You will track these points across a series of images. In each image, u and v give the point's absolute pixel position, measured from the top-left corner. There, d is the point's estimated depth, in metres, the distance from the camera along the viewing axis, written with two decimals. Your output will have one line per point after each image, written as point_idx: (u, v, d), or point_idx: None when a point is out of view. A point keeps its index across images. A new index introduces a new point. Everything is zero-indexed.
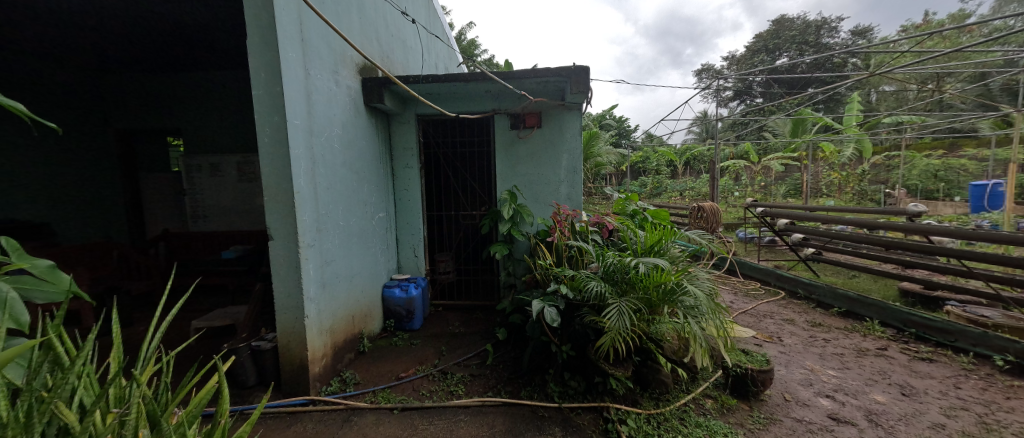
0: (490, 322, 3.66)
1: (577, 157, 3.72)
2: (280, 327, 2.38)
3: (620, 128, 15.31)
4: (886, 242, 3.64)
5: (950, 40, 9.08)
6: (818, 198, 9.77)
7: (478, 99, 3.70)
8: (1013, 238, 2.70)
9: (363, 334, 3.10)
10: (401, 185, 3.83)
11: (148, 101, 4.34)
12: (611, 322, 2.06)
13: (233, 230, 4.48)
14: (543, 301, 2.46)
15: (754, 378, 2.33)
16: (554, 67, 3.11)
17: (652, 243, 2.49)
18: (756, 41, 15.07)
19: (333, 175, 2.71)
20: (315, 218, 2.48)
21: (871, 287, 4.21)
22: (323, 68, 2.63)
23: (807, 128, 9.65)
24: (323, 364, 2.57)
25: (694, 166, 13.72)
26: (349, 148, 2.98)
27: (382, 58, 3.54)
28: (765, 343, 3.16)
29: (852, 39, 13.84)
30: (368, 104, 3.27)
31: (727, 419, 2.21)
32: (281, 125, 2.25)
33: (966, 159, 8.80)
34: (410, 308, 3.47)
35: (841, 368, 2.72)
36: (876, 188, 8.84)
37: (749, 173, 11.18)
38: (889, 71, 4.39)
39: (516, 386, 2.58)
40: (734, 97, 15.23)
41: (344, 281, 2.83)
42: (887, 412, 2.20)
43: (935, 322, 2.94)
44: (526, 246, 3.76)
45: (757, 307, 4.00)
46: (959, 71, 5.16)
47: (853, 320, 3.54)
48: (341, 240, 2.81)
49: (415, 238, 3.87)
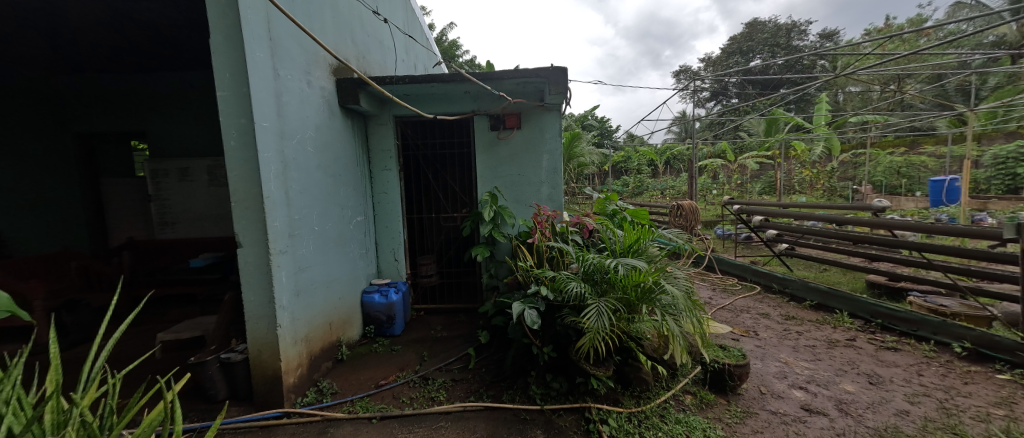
0: (474, 325, 3.63)
1: (558, 158, 3.73)
2: (249, 337, 2.28)
3: (602, 128, 15.57)
4: (854, 236, 3.77)
5: (909, 43, 9.58)
6: (791, 195, 10.13)
7: (457, 100, 3.66)
8: (969, 230, 2.83)
9: (342, 341, 3.02)
10: (380, 189, 3.76)
11: (112, 102, 4.13)
12: (591, 322, 2.07)
13: (204, 237, 4.30)
14: (524, 303, 2.44)
15: (731, 373, 2.39)
16: (534, 68, 3.12)
17: (630, 243, 2.51)
18: (730, 42, 15.50)
19: (306, 178, 2.63)
20: (287, 223, 2.41)
21: (840, 280, 4.38)
22: (294, 69, 2.55)
23: (779, 128, 9.96)
24: (299, 375, 2.48)
25: (673, 165, 14.09)
26: (324, 151, 2.90)
27: (359, 59, 3.47)
28: (742, 338, 3.23)
29: (820, 42, 14.45)
30: (343, 105, 3.19)
31: (706, 414, 2.25)
32: (249, 128, 2.17)
33: (926, 156, 9.29)
34: (391, 314, 3.41)
35: (814, 359, 2.81)
36: (844, 185, 9.30)
37: (726, 171, 11.52)
38: (855, 71, 4.57)
39: (498, 390, 2.56)
40: (710, 98, 15.77)
41: (320, 288, 2.75)
42: (855, 401, 2.28)
43: (899, 312, 3.07)
44: (509, 247, 3.73)
45: (735, 302, 4.11)
46: (920, 70, 5.39)
47: (825, 313, 3.68)
48: (317, 247, 2.75)
49: (395, 241, 3.81)
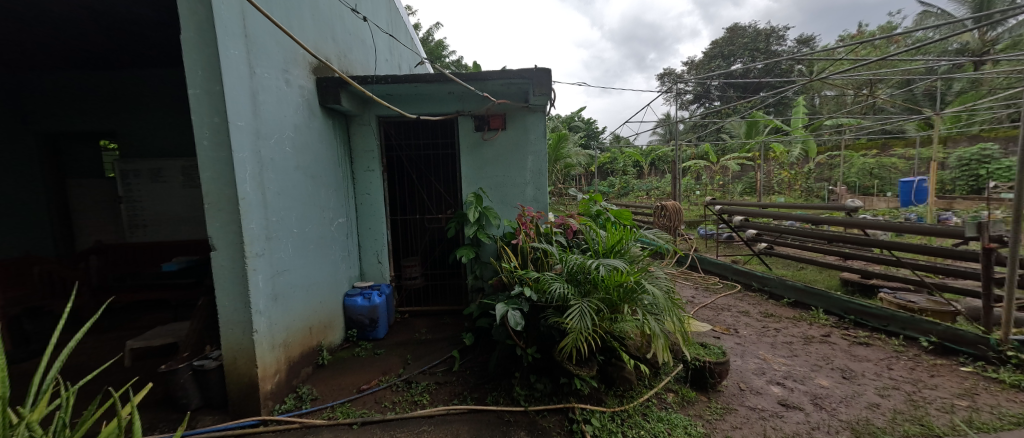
0: (459, 327, 3.60)
1: (542, 159, 3.73)
2: (223, 343, 2.20)
3: (589, 129, 15.71)
4: (828, 235, 3.90)
5: (880, 50, 9.97)
6: (770, 195, 10.41)
7: (441, 101, 3.63)
8: (935, 229, 2.95)
9: (322, 346, 2.96)
10: (362, 190, 3.69)
11: (78, 100, 3.95)
12: (574, 322, 2.08)
13: (179, 240, 4.16)
14: (508, 305, 2.44)
15: (711, 370, 2.43)
16: (517, 69, 3.12)
17: (613, 243, 2.53)
18: (712, 47, 15.86)
19: (284, 179, 2.57)
20: (264, 225, 2.35)
21: (816, 278, 4.51)
22: (271, 67, 2.48)
23: (759, 130, 10.23)
24: (276, 381, 2.41)
25: (658, 166, 14.32)
26: (304, 152, 2.84)
27: (340, 58, 3.41)
28: (723, 336, 3.29)
29: (797, 47, 14.92)
30: (324, 105, 3.13)
31: (687, 411, 2.28)
32: (223, 127, 2.10)
33: (897, 158, 9.68)
34: (374, 317, 3.35)
35: (790, 355, 2.88)
36: (821, 186, 9.64)
37: (709, 173, 11.76)
38: (829, 76, 4.72)
39: (482, 392, 2.54)
40: (694, 100, 16.10)
41: (299, 291, 2.69)
42: (829, 396, 2.35)
43: (871, 308, 3.18)
44: (494, 248, 3.72)
45: (716, 301, 4.19)
46: (889, 76, 5.61)
47: (802, 310, 3.78)
48: (296, 250, 2.68)
49: (379, 243, 3.75)
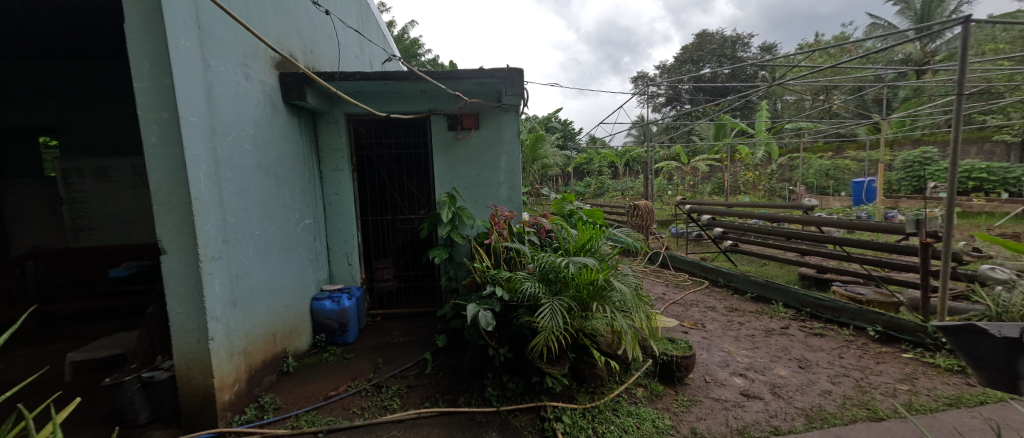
0: (432, 329, 3.55)
1: (516, 158, 3.73)
2: (176, 353, 2.07)
3: (565, 130, 15.92)
4: (787, 232, 4.10)
5: (834, 58, 10.63)
6: (737, 195, 10.90)
7: (413, 99, 3.57)
8: (881, 226, 3.16)
9: (287, 352, 2.84)
10: (331, 189, 3.57)
11: (8, 93, 3.61)
12: (544, 321, 2.09)
13: (129, 244, 3.88)
14: (480, 305, 2.42)
15: (678, 364, 2.50)
16: (490, 69, 3.12)
17: (583, 242, 2.57)
18: (683, 52, 16.41)
19: (244, 178, 2.45)
20: (221, 227, 2.23)
21: (777, 273, 4.75)
22: (228, 61, 2.36)
23: (726, 133, 10.67)
24: (236, 391, 2.29)
25: (632, 167, 14.69)
26: (266, 150, 2.72)
27: (306, 54, 3.30)
28: (691, 330, 3.40)
29: (760, 54, 15.69)
30: (288, 101, 3.01)
31: (655, 405, 2.34)
32: (173, 123, 1.98)
33: (850, 160, 10.35)
34: (343, 321, 3.25)
35: (752, 348, 3.01)
36: (782, 186, 10.17)
37: (680, 173, 12.18)
38: (788, 81, 4.97)
39: (454, 394, 2.51)
40: (665, 103, 16.62)
41: (261, 296, 2.57)
42: (786, 385, 2.47)
43: (825, 301, 3.37)
44: (467, 249, 3.69)
45: (685, 297, 4.32)
46: (842, 82, 5.98)
47: (763, 304, 3.96)
48: (258, 253, 2.56)
49: (348, 245, 3.64)
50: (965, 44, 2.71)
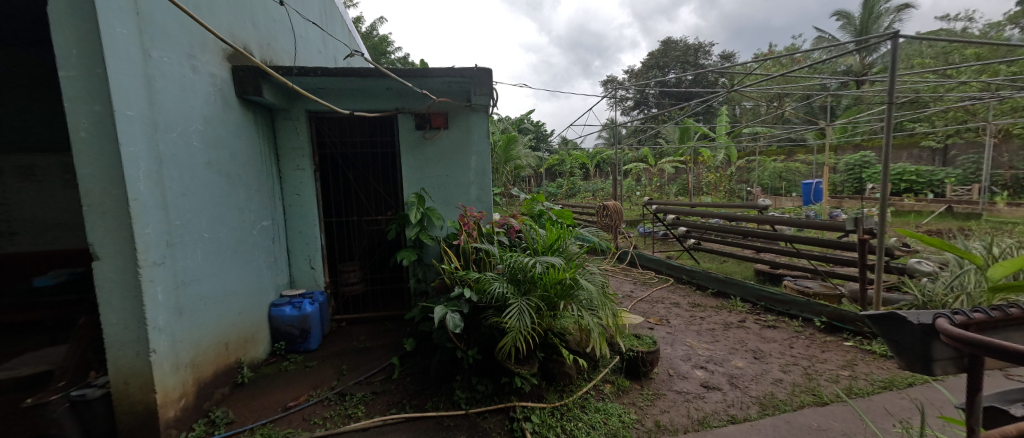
0: (400, 332, 3.46)
1: (486, 159, 3.71)
2: (111, 367, 1.89)
3: (538, 132, 16.10)
4: (744, 231, 4.34)
5: (785, 68, 11.39)
6: (699, 196, 11.43)
7: (380, 97, 3.47)
8: (826, 224, 3.40)
9: (242, 362, 2.67)
10: (291, 190, 3.40)
11: None
12: (512, 321, 2.09)
13: (59, 249, 3.53)
14: (447, 307, 2.38)
15: (643, 359, 2.58)
16: (457, 68, 3.10)
17: (552, 242, 2.59)
18: (649, 57, 17.02)
19: (191, 177, 2.28)
20: (164, 230, 2.06)
21: (735, 269, 5.01)
22: (173, 51, 2.20)
23: (690, 136, 11.15)
24: (182, 406, 2.13)
25: (603, 168, 15.07)
26: (216, 148, 2.55)
27: (263, 47, 3.14)
28: (656, 327, 3.52)
29: (721, 62, 16.55)
30: (242, 96, 2.84)
31: (622, 400, 2.39)
32: (107, 117, 1.81)
33: (800, 163, 11.12)
34: (304, 327, 3.10)
35: (712, 341, 3.16)
36: (741, 188, 10.77)
37: (648, 175, 12.62)
38: (745, 88, 5.25)
39: (422, 399, 2.45)
40: (634, 107, 17.17)
41: (212, 303, 2.40)
42: (742, 375, 2.61)
43: (777, 294, 3.59)
44: (437, 250, 3.63)
45: (652, 294, 4.47)
46: (792, 90, 6.40)
47: (723, 299, 4.17)
48: (208, 258, 2.39)
49: (311, 248, 3.48)
50: (895, 58, 2.96)
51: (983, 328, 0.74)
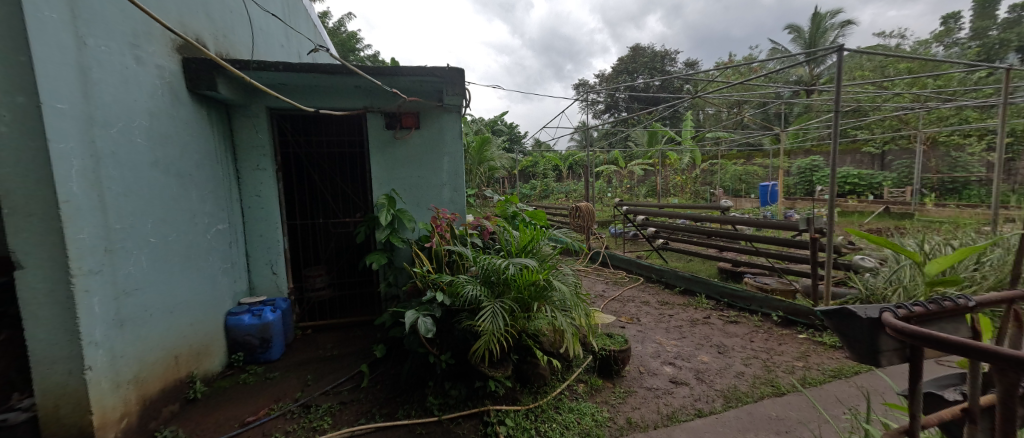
0: (370, 339, 3.34)
1: (459, 160, 3.65)
2: (37, 389, 1.70)
3: (511, 134, 16.15)
4: (708, 231, 4.54)
5: (744, 77, 12.06)
6: (667, 197, 11.87)
7: (347, 94, 3.35)
8: (782, 224, 3.61)
9: (194, 376, 2.48)
10: (250, 191, 3.21)
11: None
12: (486, 324, 2.07)
13: None
14: (419, 311, 2.32)
15: (615, 358, 2.63)
16: (429, 67, 3.04)
17: (525, 243, 2.59)
18: (619, 63, 17.51)
19: (134, 177, 2.10)
20: (102, 235, 1.88)
21: (701, 268, 5.23)
22: (112, 39, 2.01)
23: (658, 140, 11.56)
24: (124, 428, 1.94)
25: (575, 170, 15.33)
26: (164, 145, 2.35)
27: (217, 38, 2.94)
28: (627, 325, 3.60)
29: (685, 69, 17.29)
30: (194, 91, 2.64)
31: (595, 399, 2.42)
32: (32, 109, 1.63)
33: (758, 166, 11.80)
34: (265, 336, 2.92)
35: (680, 338, 3.27)
36: (705, 189, 11.29)
37: (618, 176, 12.95)
38: (708, 94, 5.51)
39: (393, 407, 2.37)
40: (605, 110, 17.60)
41: (159, 314, 2.21)
42: (708, 369, 2.71)
43: (739, 291, 3.78)
44: (408, 253, 3.53)
45: (623, 293, 4.58)
46: (751, 97, 6.78)
47: (689, 296, 4.33)
48: (154, 264, 2.20)
49: (272, 252, 3.29)
50: (839, 70, 3.19)
51: (922, 321, 0.80)
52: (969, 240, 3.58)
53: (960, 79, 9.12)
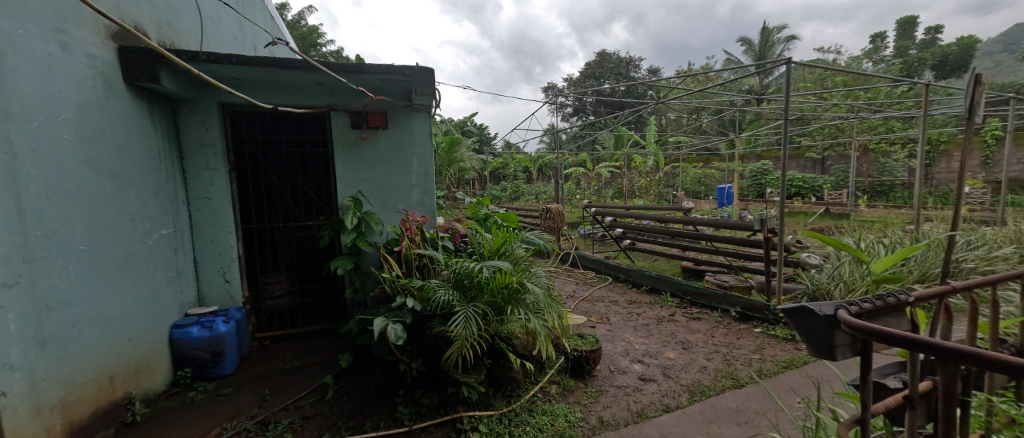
0: (335, 348, 3.18)
1: (429, 161, 3.57)
2: None
3: (481, 135, 16.08)
4: (672, 232, 4.73)
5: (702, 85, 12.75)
6: (633, 199, 12.29)
7: (309, 91, 3.18)
8: (738, 224, 3.83)
9: (133, 397, 2.24)
10: (199, 192, 2.96)
11: None
12: (458, 329, 2.03)
13: None
14: (388, 318, 2.24)
15: (587, 358, 2.67)
16: (397, 66, 2.96)
17: (498, 246, 2.57)
18: (586, 67, 17.94)
19: (60, 178, 1.87)
20: (20, 243, 1.65)
21: (665, 267, 5.44)
22: (32, 22, 1.78)
23: (624, 143, 11.95)
24: None
25: (545, 172, 15.52)
26: (97, 142, 2.12)
27: (160, 26, 2.69)
28: (597, 325, 3.68)
29: (648, 76, 18.02)
30: (132, 82, 2.40)
31: (567, 400, 2.45)
32: None
33: (715, 169, 12.50)
34: (217, 350, 2.70)
35: (647, 335, 3.38)
36: (667, 191, 11.80)
37: (587, 178, 13.25)
38: (670, 100, 5.75)
39: (360, 419, 2.27)
40: (573, 113, 17.96)
41: (90, 330, 1.99)
42: (674, 365, 2.82)
43: (700, 289, 3.96)
44: (376, 257, 3.40)
45: (592, 293, 4.67)
46: (709, 104, 7.16)
47: (655, 295, 4.49)
48: (83, 275, 1.97)
49: (225, 258, 3.06)
50: (788, 80, 3.44)
51: (870, 317, 0.87)
52: (897, 238, 3.96)
53: (886, 93, 10.14)
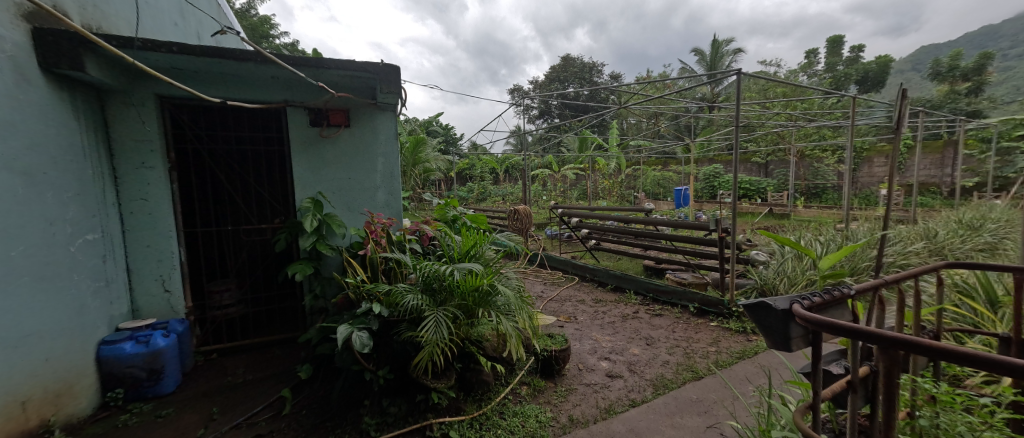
0: (292, 359, 2.99)
1: (394, 162, 3.46)
2: None
3: (447, 135, 15.85)
4: (635, 232, 4.92)
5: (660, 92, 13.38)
6: (597, 200, 12.65)
7: (262, 85, 2.98)
8: (695, 225, 4.06)
9: (51, 426, 1.97)
10: (133, 193, 2.68)
11: None
12: (428, 334, 1.98)
13: None
14: (353, 325, 2.14)
15: (557, 358, 2.70)
16: (361, 62, 2.85)
17: (468, 248, 2.54)
18: (551, 71, 18.25)
19: None
20: None
21: (628, 266, 5.65)
22: None
23: (588, 146, 12.28)
24: None
25: (511, 173, 15.58)
26: (6, 135, 1.85)
27: (84, 7, 2.40)
28: (565, 324, 3.74)
29: (611, 81, 18.65)
30: (49, 68, 2.12)
31: (538, 400, 2.46)
32: None
33: (673, 172, 13.18)
34: (155, 367, 2.44)
35: (613, 333, 3.48)
36: (629, 193, 12.26)
37: (553, 180, 13.47)
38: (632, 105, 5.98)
39: (322, 433, 2.14)
40: (539, 116, 18.19)
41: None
42: (639, 361, 2.93)
43: (662, 286, 4.15)
44: (338, 261, 3.24)
45: (560, 293, 4.74)
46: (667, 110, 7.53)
47: (620, 293, 4.64)
48: None
49: (164, 265, 2.78)
50: (738, 90, 3.69)
51: (819, 309, 0.95)
52: (831, 236, 4.38)
53: (819, 104, 11.20)
